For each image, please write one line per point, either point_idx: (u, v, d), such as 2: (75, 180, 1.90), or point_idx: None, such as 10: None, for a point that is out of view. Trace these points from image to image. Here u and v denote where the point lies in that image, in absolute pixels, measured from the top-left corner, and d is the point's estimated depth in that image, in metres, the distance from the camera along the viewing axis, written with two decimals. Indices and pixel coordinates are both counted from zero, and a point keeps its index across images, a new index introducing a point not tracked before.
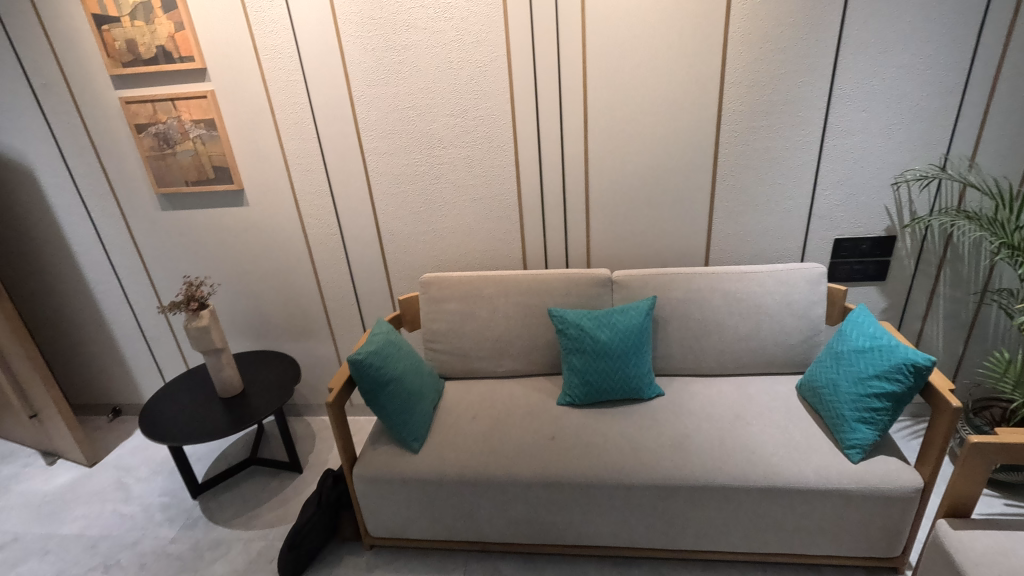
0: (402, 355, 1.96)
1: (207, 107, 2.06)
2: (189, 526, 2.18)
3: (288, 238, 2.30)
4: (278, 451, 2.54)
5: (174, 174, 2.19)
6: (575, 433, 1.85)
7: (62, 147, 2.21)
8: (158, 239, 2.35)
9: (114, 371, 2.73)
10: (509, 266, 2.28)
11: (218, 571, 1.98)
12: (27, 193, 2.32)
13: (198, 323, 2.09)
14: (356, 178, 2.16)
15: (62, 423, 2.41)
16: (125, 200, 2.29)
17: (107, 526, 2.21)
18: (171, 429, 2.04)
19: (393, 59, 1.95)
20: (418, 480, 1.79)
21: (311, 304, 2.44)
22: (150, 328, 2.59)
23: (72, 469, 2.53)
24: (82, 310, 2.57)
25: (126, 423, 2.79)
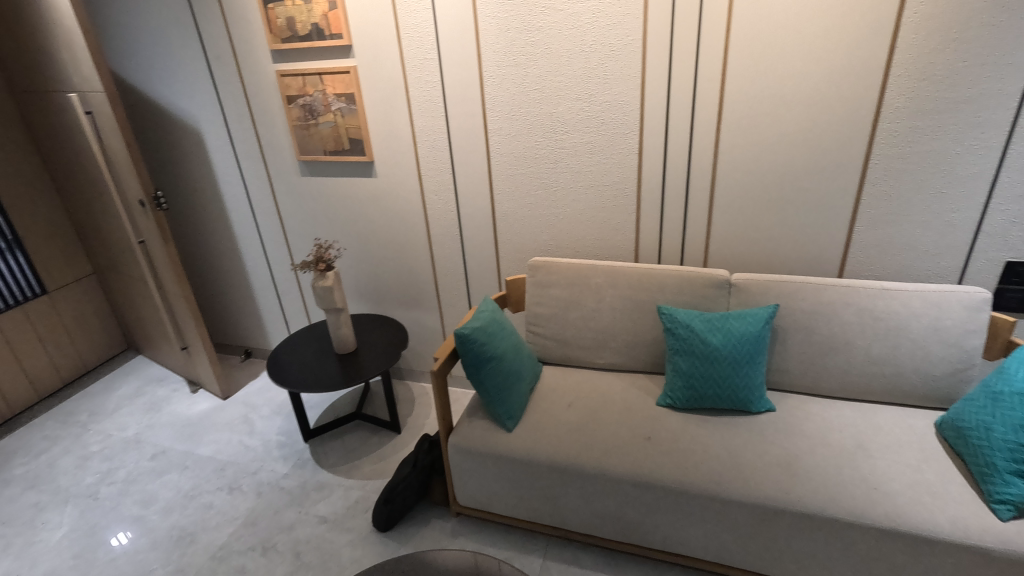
0: (506, 334, 1.99)
1: (349, 82, 2.20)
2: (299, 465, 2.40)
3: (408, 212, 2.41)
4: (381, 410, 2.70)
5: (315, 143, 2.36)
6: (673, 437, 1.78)
7: (225, 114, 2.47)
8: (296, 203, 2.57)
9: (249, 318, 3.05)
10: (620, 257, 2.22)
11: (321, 511, 2.16)
12: (195, 154, 2.64)
13: (324, 283, 2.25)
14: (478, 158, 2.21)
15: (206, 358, 2.74)
16: (272, 165, 2.52)
17: (234, 454, 2.49)
18: (293, 376, 2.25)
19: (525, 41, 1.96)
20: (509, 458, 1.82)
21: (423, 275, 2.55)
22: (282, 283, 2.84)
23: (210, 399, 2.88)
24: (229, 260, 2.89)
25: (255, 364, 3.12)
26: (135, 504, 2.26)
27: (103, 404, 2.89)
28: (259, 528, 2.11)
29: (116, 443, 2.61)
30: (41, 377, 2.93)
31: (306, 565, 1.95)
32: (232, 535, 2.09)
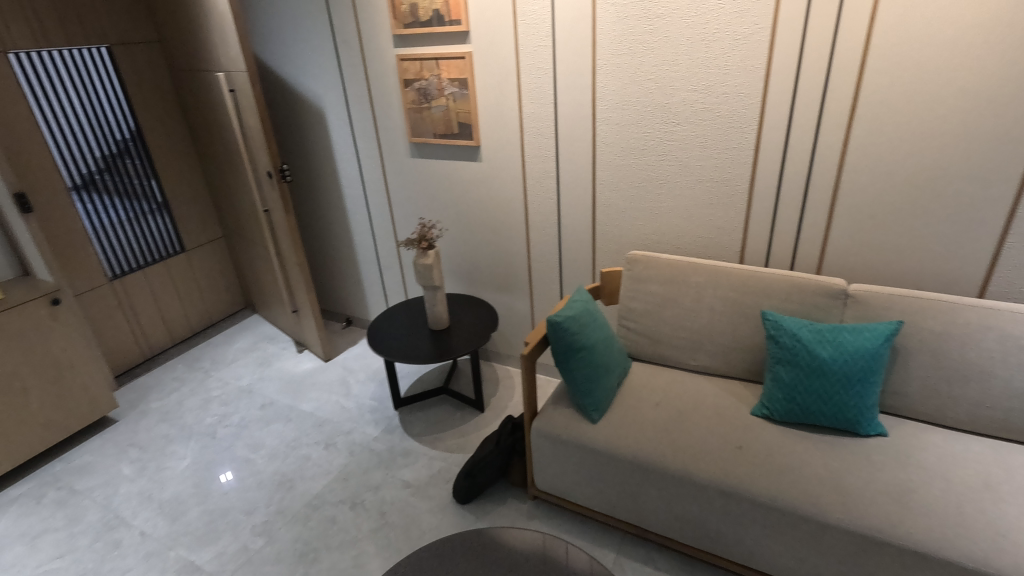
0: (598, 325, 1.98)
1: (463, 67, 2.26)
2: (388, 431, 2.54)
3: (509, 197, 2.45)
4: (467, 387, 2.79)
5: (426, 126, 2.46)
6: (768, 449, 1.69)
7: (347, 95, 2.63)
8: (404, 183, 2.70)
9: (352, 288, 3.26)
10: (723, 257, 2.13)
11: (406, 476, 2.28)
12: (317, 132, 2.83)
13: (425, 261, 2.35)
14: (583, 147, 2.20)
15: (312, 322, 2.96)
16: (385, 146, 2.66)
17: (332, 412, 2.69)
18: (391, 347, 2.38)
19: (644, 29, 1.91)
20: (592, 450, 1.82)
21: (518, 261, 2.59)
22: (384, 258, 3.00)
23: (313, 360, 3.11)
24: (339, 233, 3.10)
25: (354, 332, 3.33)
26: (245, 447, 2.50)
27: (223, 355, 3.22)
28: (350, 484, 2.26)
29: (232, 390, 2.90)
30: (175, 325, 3.30)
31: (389, 524, 2.07)
32: (326, 487, 2.26)
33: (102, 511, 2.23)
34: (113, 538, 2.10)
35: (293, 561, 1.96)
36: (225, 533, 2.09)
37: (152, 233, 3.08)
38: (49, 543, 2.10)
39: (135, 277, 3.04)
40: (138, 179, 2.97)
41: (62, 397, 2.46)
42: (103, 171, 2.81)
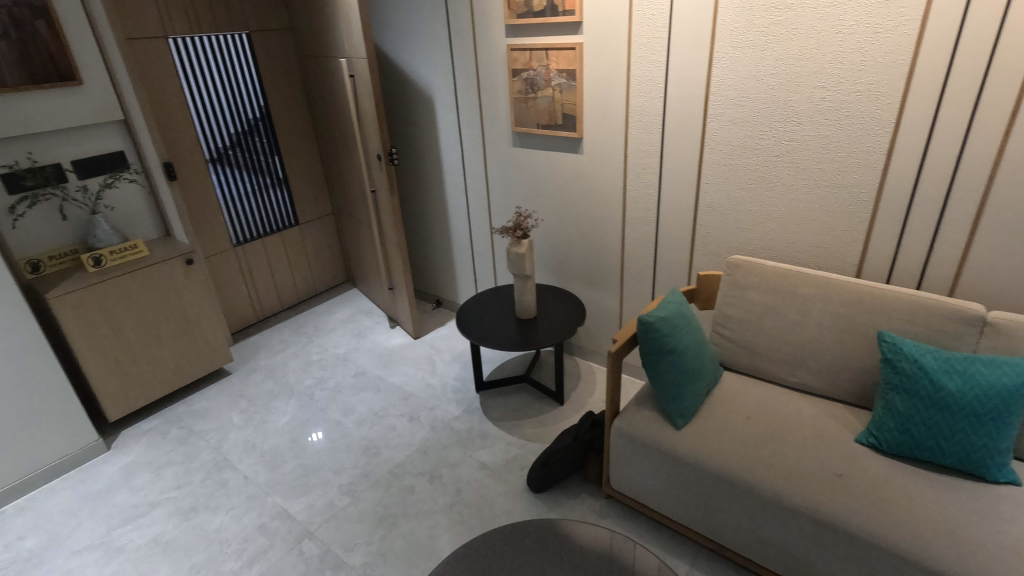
0: (691, 330, 1.91)
1: (573, 58, 2.24)
2: (469, 412, 2.61)
3: (607, 191, 2.42)
4: (549, 378, 2.80)
5: (530, 117, 2.48)
6: (872, 481, 1.56)
7: (456, 83, 2.71)
8: (503, 171, 2.74)
9: (445, 271, 3.37)
10: (838, 269, 1.97)
11: (482, 458, 2.34)
12: (425, 117, 2.94)
13: (518, 249, 2.37)
14: (690, 143, 2.11)
15: (406, 300, 3.09)
16: (488, 134, 2.71)
17: (417, 388, 2.81)
18: (478, 331, 2.44)
19: (770, 20, 1.80)
20: (674, 456, 1.77)
21: (611, 257, 2.55)
22: (478, 244, 3.07)
23: (403, 336, 3.26)
24: (437, 217, 3.21)
25: (443, 313, 3.45)
26: (337, 411, 2.68)
27: (324, 323, 3.46)
28: (429, 458, 2.36)
29: (330, 357, 3.11)
30: (285, 292, 3.59)
31: (463, 502, 2.14)
32: (407, 457, 2.37)
33: (214, 451, 2.48)
34: (221, 477, 2.34)
35: (373, 523, 2.08)
36: (315, 487, 2.25)
37: (272, 206, 3.36)
38: (170, 474, 2.37)
39: (254, 245, 3.34)
40: (264, 156, 3.24)
41: (189, 346, 2.75)
42: (235, 146, 3.10)
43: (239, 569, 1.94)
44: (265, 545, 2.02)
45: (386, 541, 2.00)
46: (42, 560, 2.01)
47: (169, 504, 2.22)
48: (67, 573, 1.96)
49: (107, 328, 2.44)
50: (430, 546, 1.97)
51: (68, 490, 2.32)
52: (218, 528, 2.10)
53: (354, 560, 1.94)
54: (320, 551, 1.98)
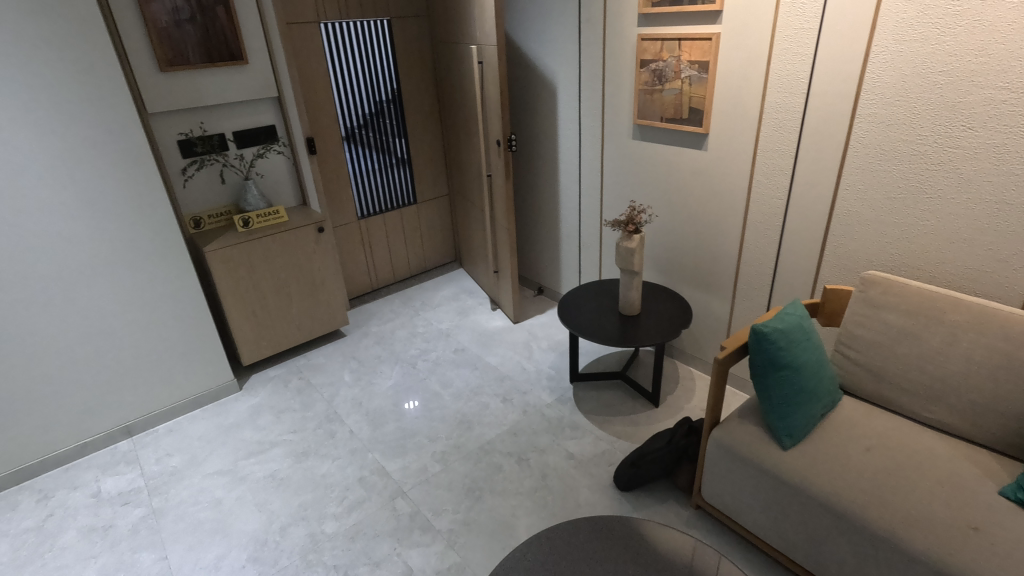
0: (810, 346, 1.77)
1: (708, 49, 2.14)
2: (562, 401, 2.63)
3: (730, 191, 2.30)
4: (645, 378, 2.74)
5: (654, 109, 2.40)
6: (1016, 540, 1.37)
7: (581, 72, 2.70)
8: (620, 163, 2.69)
9: (550, 259, 3.40)
10: (997, 297, 1.74)
11: (571, 448, 2.35)
12: (547, 105, 2.96)
13: (628, 244, 2.33)
14: (831, 144, 1.94)
15: (510, 284, 3.16)
16: (609, 125, 2.67)
17: (513, 370, 2.87)
18: (579, 322, 2.45)
19: (946, 10, 1.60)
20: (777, 477, 1.66)
21: (726, 260, 2.42)
22: (586, 235, 3.06)
23: (503, 319, 3.34)
24: (548, 205, 3.23)
25: (544, 301, 3.48)
26: (436, 383, 2.82)
27: (431, 298, 3.63)
28: (519, 440, 2.41)
29: (433, 331, 3.26)
30: (398, 265, 3.81)
31: (548, 487, 2.17)
32: (498, 436, 2.44)
33: (326, 404, 2.72)
34: (330, 428, 2.56)
35: (461, 492, 2.17)
36: (411, 451, 2.39)
37: (394, 183, 3.57)
38: (288, 418, 2.64)
39: (376, 219, 3.57)
40: (392, 136, 3.45)
41: (313, 306, 3.02)
42: (368, 125, 3.32)
43: (340, 514, 2.12)
44: (364, 496, 2.18)
45: (471, 512, 2.09)
46: (184, 477, 2.33)
47: (286, 445, 2.47)
48: (202, 490, 2.26)
49: (249, 282, 2.75)
50: (512, 524, 2.03)
51: (207, 420, 2.66)
52: (325, 474, 2.30)
53: (441, 525, 2.04)
54: (411, 510, 2.11)
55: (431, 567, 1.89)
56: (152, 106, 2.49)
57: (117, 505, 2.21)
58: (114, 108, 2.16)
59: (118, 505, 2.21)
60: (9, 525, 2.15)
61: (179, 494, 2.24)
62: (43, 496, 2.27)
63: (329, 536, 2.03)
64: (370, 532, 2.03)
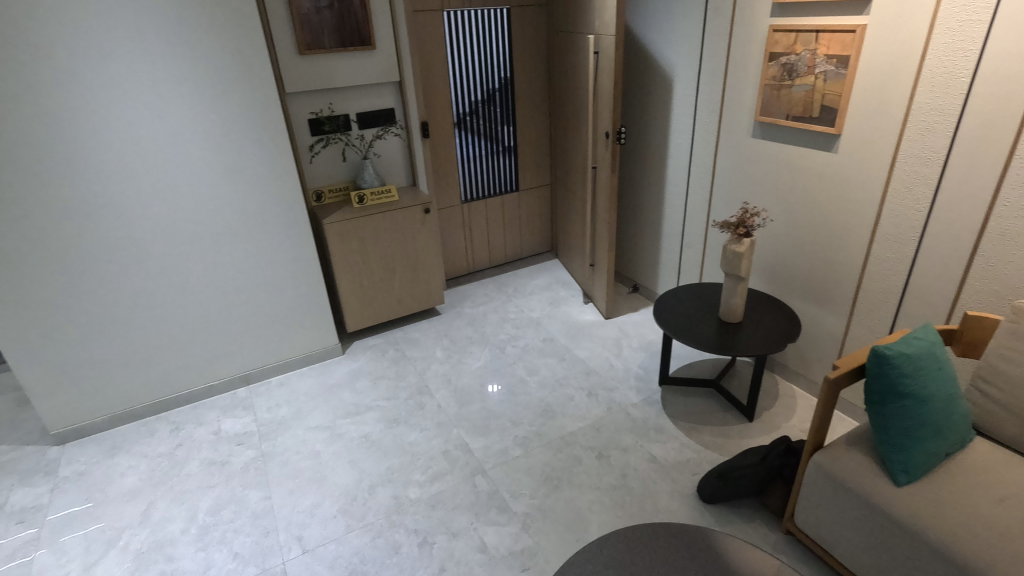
0: (940, 376, 1.59)
1: (850, 42, 1.96)
2: (648, 402, 2.57)
3: (858, 199, 2.11)
4: (741, 390, 2.61)
5: (780, 106, 2.24)
6: None
7: (701, 65, 2.58)
8: (735, 162, 2.55)
9: (648, 257, 3.31)
10: None
11: (654, 451, 2.29)
12: (661, 98, 2.87)
13: (736, 247, 2.21)
14: (991, 154, 1.72)
15: (605, 279, 3.12)
16: (726, 121, 2.54)
17: (600, 366, 2.85)
18: (675, 324, 2.37)
19: None
20: (884, 514, 1.53)
21: (846, 273, 2.23)
22: (689, 235, 2.95)
23: (594, 313, 3.31)
24: (652, 201, 3.14)
25: (638, 299, 3.41)
26: (523, 369, 2.86)
27: (524, 286, 3.68)
28: (601, 435, 2.39)
29: (524, 318, 3.31)
30: (496, 251, 3.89)
31: (627, 487, 2.13)
32: (580, 429, 2.44)
33: (418, 377, 2.85)
34: (420, 400, 2.68)
35: (539, 479, 2.20)
36: (494, 431, 2.46)
37: (499, 170, 3.64)
38: (383, 385, 2.80)
39: (478, 204, 3.66)
40: (501, 123, 3.51)
41: (413, 283, 3.16)
42: (479, 112, 3.41)
43: (423, 482, 2.22)
44: (446, 469, 2.27)
45: (548, 499, 2.11)
46: (290, 427, 2.55)
47: (380, 410, 2.63)
48: (304, 441, 2.46)
49: (359, 255, 2.93)
50: (587, 518, 2.02)
51: (312, 378, 2.89)
52: (413, 442, 2.42)
53: (518, 507, 2.08)
54: (490, 489, 2.17)
55: (505, 547, 1.94)
56: (289, 86, 2.71)
57: (234, 444, 2.47)
58: (259, 87, 2.37)
59: (233, 444, 2.47)
60: (148, 448, 2.47)
61: (285, 442, 2.46)
62: (175, 427, 2.59)
63: (412, 501, 2.14)
64: (449, 504, 2.12)
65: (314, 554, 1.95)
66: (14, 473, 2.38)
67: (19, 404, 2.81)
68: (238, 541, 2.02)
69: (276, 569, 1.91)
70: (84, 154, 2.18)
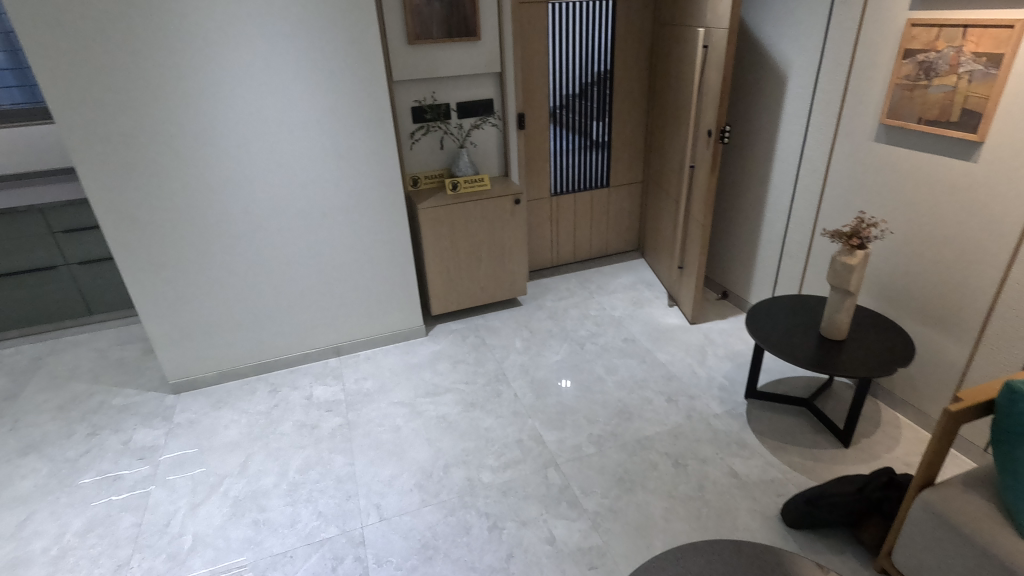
0: None
1: (1005, 38, 1.76)
2: (732, 414, 2.46)
3: (999, 215, 1.89)
4: (836, 413, 2.43)
5: (912, 108, 2.05)
6: None
7: (822, 62, 2.41)
8: (852, 168, 2.37)
9: (743, 264, 3.15)
10: None
11: (735, 466, 2.19)
12: (772, 97, 2.71)
13: (847, 259, 2.05)
14: None
15: (693, 283, 3.01)
16: (845, 123, 2.36)
17: (682, 371, 2.76)
18: (769, 335, 2.25)
19: None
20: (1004, 568, 1.36)
21: (976, 297, 2.01)
22: (791, 243, 2.78)
23: (679, 317, 3.21)
24: (752, 204, 2.99)
25: (727, 307, 3.26)
26: (601, 367, 2.82)
27: (607, 283, 3.63)
28: (679, 443, 2.32)
29: (605, 316, 3.26)
30: (581, 246, 3.85)
31: (704, 500, 2.06)
32: (657, 434, 2.38)
33: (496, 364, 2.90)
34: (498, 387, 2.73)
35: (612, 479, 2.17)
36: (569, 426, 2.45)
37: (591, 164, 3.60)
38: (463, 370, 2.87)
39: (567, 198, 3.65)
40: (597, 117, 3.46)
41: (498, 272, 3.21)
42: (575, 105, 3.38)
43: (496, 468, 2.26)
44: (520, 457, 2.30)
45: (620, 501, 2.08)
46: (374, 399, 2.68)
47: (458, 393, 2.70)
48: (386, 415, 2.57)
49: (449, 241, 3.01)
50: (660, 526, 1.97)
51: (397, 356, 3.01)
52: (488, 428, 2.47)
53: (589, 505, 2.07)
54: (561, 483, 2.17)
55: (574, 542, 1.93)
56: (397, 75, 2.82)
57: (323, 410, 2.63)
58: (372, 75, 2.49)
59: (323, 410, 2.63)
60: (249, 405, 2.69)
61: (369, 413, 2.59)
62: (273, 389, 2.80)
63: (485, 485, 2.18)
64: (521, 492, 2.14)
65: (390, 523, 2.04)
66: (137, 415, 2.67)
67: (145, 353, 3.14)
68: (323, 501, 2.15)
69: (355, 532, 2.02)
70: (213, 132, 2.37)
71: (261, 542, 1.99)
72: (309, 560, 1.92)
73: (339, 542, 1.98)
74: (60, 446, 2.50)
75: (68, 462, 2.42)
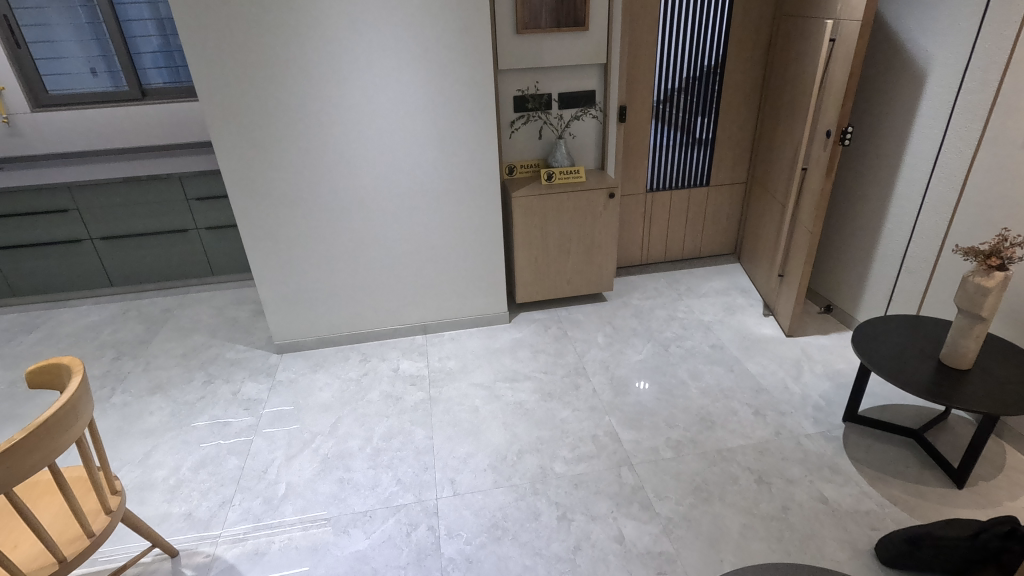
0: None
1: None
2: (826, 436, 2.30)
3: None
4: (949, 447, 2.21)
5: None
6: None
7: (973, 60, 2.15)
8: (998, 181, 2.11)
9: (854, 277, 2.92)
10: None
11: (826, 491, 2.05)
12: (907, 97, 2.47)
13: (982, 282, 1.83)
14: None
15: (794, 293, 2.83)
16: (994, 130, 2.10)
17: (774, 385, 2.61)
18: (878, 356, 2.07)
19: None
20: None
21: None
22: (913, 258, 2.53)
23: (774, 328, 3.04)
24: (872, 213, 2.75)
25: (831, 321, 3.05)
26: (685, 372, 2.73)
27: (698, 286, 3.49)
28: (764, 459, 2.20)
29: (694, 319, 3.15)
30: (673, 245, 3.73)
31: (787, 522, 1.94)
32: (741, 447, 2.27)
33: (577, 357, 2.89)
34: (576, 380, 2.72)
35: (688, 487, 2.11)
36: (646, 427, 2.40)
37: (691, 162, 3.47)
38: (543, 359, 2.89)
39: (663, 195, 3.54)
40: (703, 113, 3.32)
41: (586, 266, 3.19)
42: (680, 100, 3.26)
43: (569, 460, 2.26)
44: (594, 452, 2.29)
45: (694, 510, 2.01)
46: (455, 379, 2.77)
47: (536, 381, 2.73)
48: (466, 395, 2.66)
49: (539, 231, 3.03)
50: (735, 541, 1.89)
51: (480, 338, 3.09)
52: (565, 419, 2.47)
53: (661, 509, 2.02)
54: (635, 484, 2.13)
55: (643, 544, 1.90)
56: (503, 64, 2.86)
57: (407, 383, 2.76)
58: (480, 63, 2.54)
59: (407, 383, 2.76)
60: (341, 371, 2.88)
61: (450, 391, 2.68)
62: (364, 358, 2.98)
63: (557, 474, 2.20)
64: (592, 487, 2.13)
65: (463, 499, 2.11)
66: (246, 369, 2.94)
67: (255, 314, 3.45)
68: (402, 469, 2.26)
69: (430, 503, 2.11)
70: (331, 113, 2.53)
71: (344, 500, 2.14)
72: (386, 523, 2.03)
73: (414, 510, 2.08)
74: (182, 389, 2.81)
75: (187, 404, 2.71)
